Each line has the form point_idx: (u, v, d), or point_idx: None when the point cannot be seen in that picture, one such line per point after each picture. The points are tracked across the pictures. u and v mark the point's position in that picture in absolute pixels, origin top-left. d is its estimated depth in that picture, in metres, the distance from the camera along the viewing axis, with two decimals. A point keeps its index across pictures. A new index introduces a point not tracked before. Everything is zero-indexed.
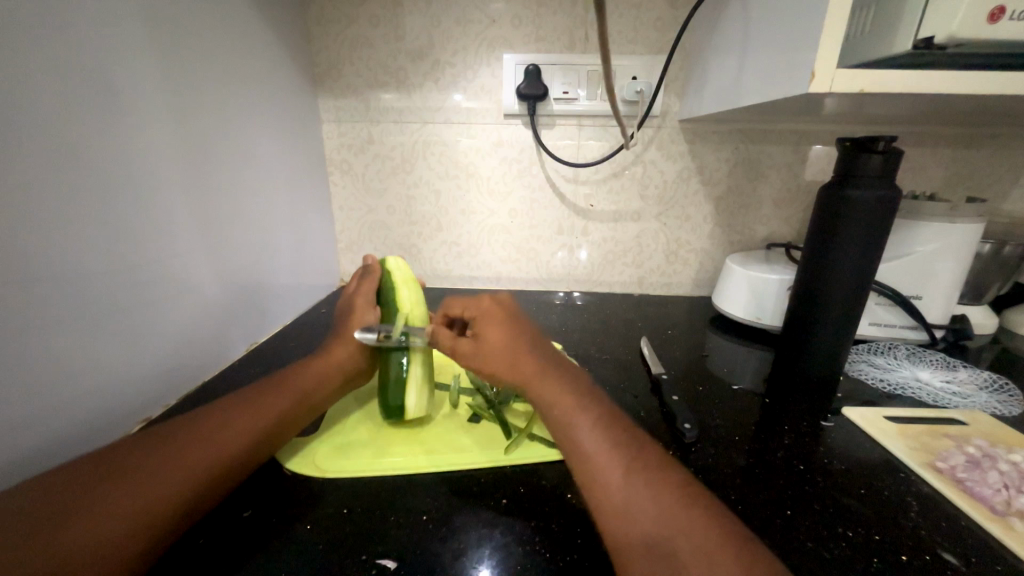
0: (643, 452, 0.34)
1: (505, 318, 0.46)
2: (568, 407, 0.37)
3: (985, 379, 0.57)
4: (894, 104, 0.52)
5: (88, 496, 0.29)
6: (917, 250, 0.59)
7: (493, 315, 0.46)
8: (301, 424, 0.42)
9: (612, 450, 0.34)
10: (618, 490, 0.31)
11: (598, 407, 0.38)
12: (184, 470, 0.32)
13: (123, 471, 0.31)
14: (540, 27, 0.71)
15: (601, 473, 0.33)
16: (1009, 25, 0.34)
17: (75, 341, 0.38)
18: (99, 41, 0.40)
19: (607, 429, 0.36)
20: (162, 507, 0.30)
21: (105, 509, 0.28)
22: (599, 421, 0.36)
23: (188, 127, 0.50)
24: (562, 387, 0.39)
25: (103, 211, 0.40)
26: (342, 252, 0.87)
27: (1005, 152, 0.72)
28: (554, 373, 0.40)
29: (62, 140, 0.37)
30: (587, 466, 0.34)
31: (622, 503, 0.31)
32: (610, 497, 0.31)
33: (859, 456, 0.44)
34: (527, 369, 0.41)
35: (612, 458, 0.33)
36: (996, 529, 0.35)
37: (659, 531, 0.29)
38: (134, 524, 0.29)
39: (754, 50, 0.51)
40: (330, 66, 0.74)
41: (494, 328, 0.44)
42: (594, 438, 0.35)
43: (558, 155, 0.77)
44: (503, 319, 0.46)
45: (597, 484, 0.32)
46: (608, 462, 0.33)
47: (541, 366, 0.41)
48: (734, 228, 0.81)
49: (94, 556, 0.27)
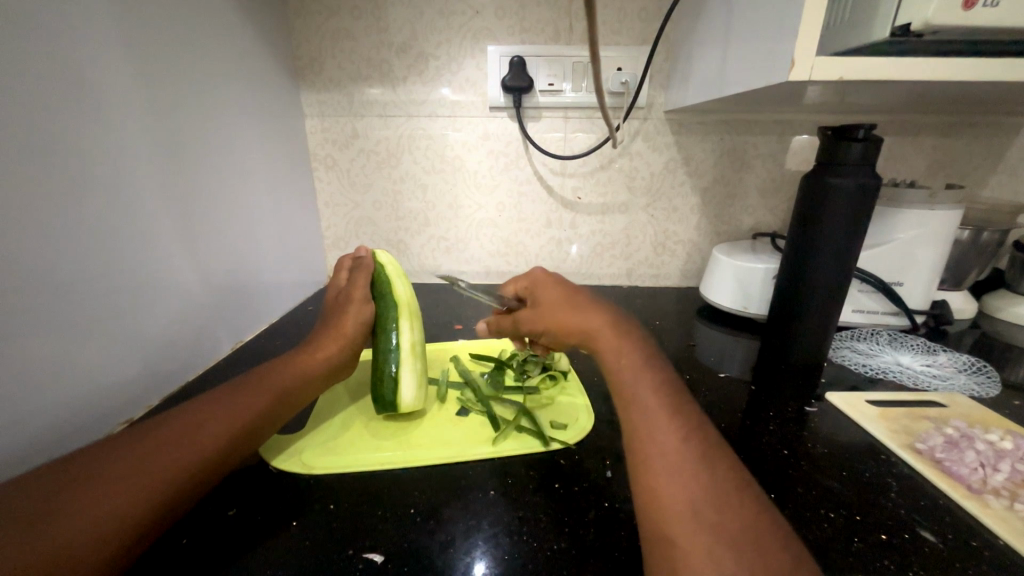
0: (701, 426, 0.34)
1: (559, 279, 0.46)
2: (634, 366, 0.37)
3: (964, 362, 0.58)
4: (875, 92, 0.52)
5: (59, 501, 0.28)
6: (898, 237, 0.59)
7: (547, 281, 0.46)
8: (283, 420, 0.42)
9: (674, 417, 0.34)
10: (673, 455, 0.31)
11: (662, 373, 0.37)
12: (160, 470, 0.31)
13: (94, 474, 0.30)
14: (524, 19, 0.70)
15: (657, 435, 0.32)
16: (981, 13, 0.35)
17: (57, 341, 0.38)
18: (70, 33, 0.38)
19: (667, 393, 0.35)
20: (139, 508, 0.29)
21: (77, 514, 0.27)
22: (663, 387, 0.36)
23: (166, 124, 0.49)
24: (631, 348, 0.39)
25: (78, 208, 0.39)
26: (329, 249, 0.86)
27: (983, 140, 0.74)
28: (619, 331, 0.40)
29: (33, 136, 0.35)
30: (645, 423, 0.34)
31: (675, 465, 0.30)
32: (664, 456, 0.31)
33: (841, 440, 0.44)
34: (594, 323, 0.41)
35: (672, 423, 0.33)
36: (973, 506, 0.36)
37: (709, 502, 0.28)
38: (119, 524, 0.28)
39: (737, 40, 0.52)
40: (312, 59, 0.73)
41: (546, 292, 0.44)
42: (658, 401, 0.35)
43: (546, 148, 0.76)
44: (557, 282, 0.45)
45: (652, 443, 0.32)
46: (668, 425, 0.33)
47: (609, 323, 0.41)
48: (720, 219, 0.82)
49: (73, 560, 0.26)
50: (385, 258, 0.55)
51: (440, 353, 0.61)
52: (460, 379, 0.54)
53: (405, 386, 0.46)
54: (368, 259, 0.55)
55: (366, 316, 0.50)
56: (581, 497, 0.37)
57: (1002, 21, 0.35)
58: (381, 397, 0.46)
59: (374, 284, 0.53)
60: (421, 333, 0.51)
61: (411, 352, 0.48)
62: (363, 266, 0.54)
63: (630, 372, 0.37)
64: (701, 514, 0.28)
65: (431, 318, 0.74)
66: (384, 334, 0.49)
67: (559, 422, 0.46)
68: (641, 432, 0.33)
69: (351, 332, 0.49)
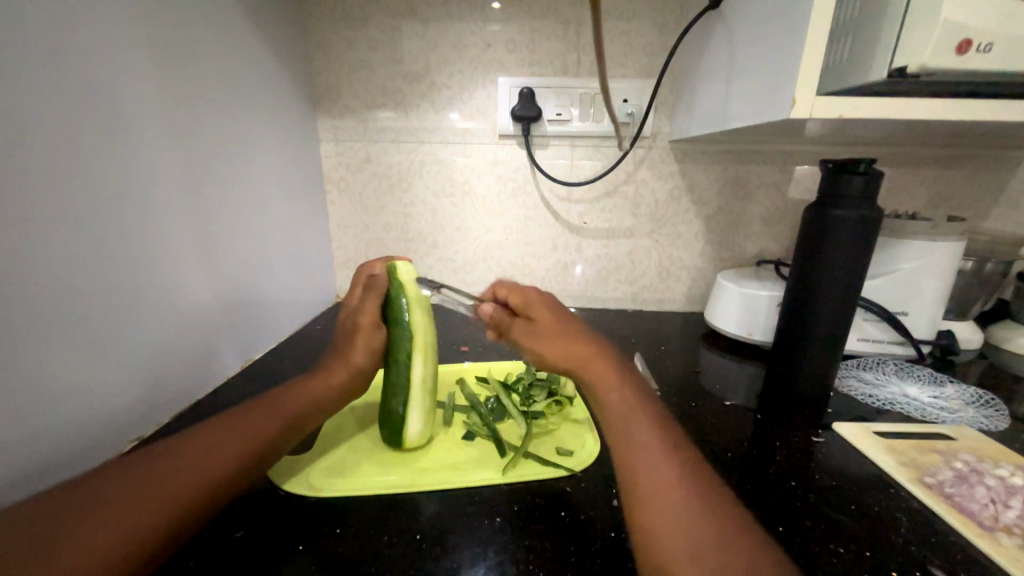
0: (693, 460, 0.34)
1: (553, 301, 0.48)
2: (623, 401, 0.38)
3: (971, 394, 0.58)
4: (876, 127, 0.54)
5: (68, 525, 0.28)
6: (902, 267, 0.60)
7: (543, 304, 0.46)
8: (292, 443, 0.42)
9: (669, 453, 0.34)
10: (669, 492, 0.31)
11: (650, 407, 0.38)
12: (170, 495, 0.32)
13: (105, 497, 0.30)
14: (534, 52, 0.73)
15: (652, 472, 0.33)
16: (974, 57, 0.36)
17: (74, 360, 0.39)
18: (104, 64, 0.40)
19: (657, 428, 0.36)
20: (148, 533, 0.30)
21: (86, 539, 0.28)
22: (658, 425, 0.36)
23: (189, 149, 0.51)
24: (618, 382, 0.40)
25: (100, 230, 0.40)
26: (338, 268, 0.88)
27: (983, 173, 0.75)
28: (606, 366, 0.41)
29: (64, 161, 0.37)
30: (638, 460, 0.34)
31: (673, 503, 0.31)
32: (661, 494, 0.31)
33: (849, 471, 0.44)
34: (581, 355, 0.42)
35: (666, 458, 0.34)
36: (984, 544, 0.35)
37: (710, 541, 0.28)
38: (130, 547, 0.29)
39: (740, 77, 0.54)
40: (329, 87, 0.76)
41: (542, 311, 0.45)
42: (655, 439, 0.35)
43: (553, 174, 0.78)
44: (549, 302, 0.47)
45: (648, 481, 0.32)
46: (663, 461, 0.33)
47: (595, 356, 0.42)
48: (725, 245, 0.83)
49: None
50: (404, 273, 0.48)
51: (446, 375, 0.62)
52: (466, 402, 0.55)
53: (411, 421, 0.45)
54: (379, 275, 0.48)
55: (378, 344, 0.48)
56: (587, 527, 0.37)
57: (994, 65, 0.37)
58: (389, 432, 0.45)
59: (388, 305, 0.47)
60: (434, 367, 0.48)
61: (421, 391, 0.46)
62: (372, 283, 0.48)
63: (619, 411, 0.38)
64: (704, 554, 0.28)
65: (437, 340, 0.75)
66: (395, 369, 0.46)
67: (565, 448, 0.46)
68: (635, 470, 0.33)
69: (360, 359, 0.48)
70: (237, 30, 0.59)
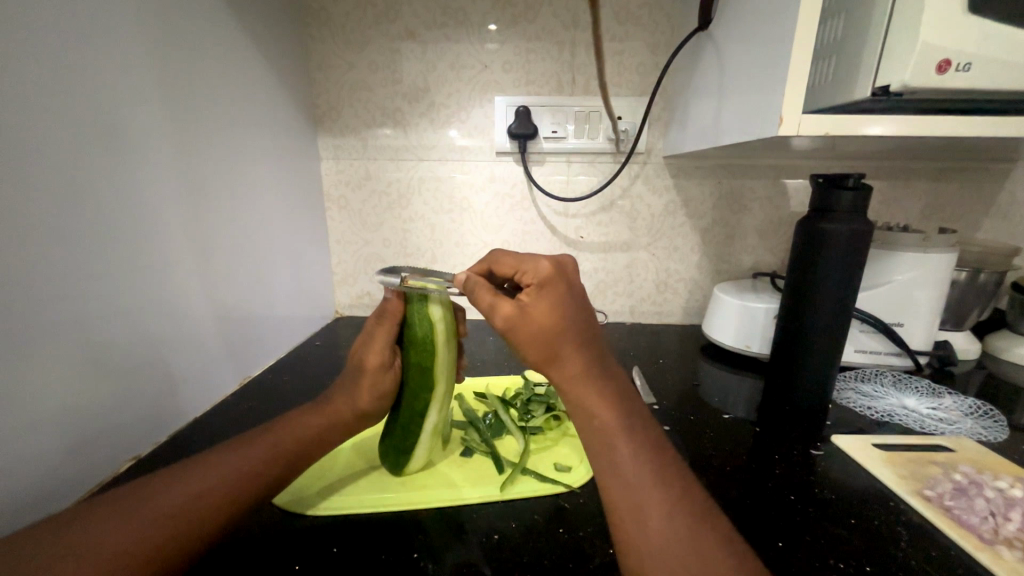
0: (682, 485, 0.33)
1: (561, 285, 0.38)
2: (610, 423, 0.35)
3: (970, 406, 0.57)
4: (864, 142, 0.55)
5: (56, 548, 0.28)
6: (897, 278, 0.60)
7: (550, 293, 0.37)
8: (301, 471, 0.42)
9: (657, 481, 0.33)
10: (656, 528, 0.31)
11: (639, 425, 0.36)
12: (158, 516, 0.31)
13: (99, 518, 0.30)
14: (529, 72, 0.75)
15: (639, 507, 0.32)
16: (954, 76, 0.37)
17: (74, 379, 0.39)
18: (109, 89, 0.42)
19: (645, 452, 0.34)
20: (133, 557, 0.29)
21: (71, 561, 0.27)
22: (643, 447, 0.35)
23: (191, 171, 0.52)
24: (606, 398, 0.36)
25: (104, 249, 0.41)
26: (338, 284, 0.89)
27: (974, 184, 0.76)
28: (596, 380, 0.37)
29: (68, 183, 0.38)
30: (624, 492, 0.33)
31: (659, 541, 0.30)
32: (648, 531, 0.31)
33: (849, 485, 0.44)
34: (570, 369, 0.36)
35: (653, 489, 0.32)
36: (984, 558, 0.35)
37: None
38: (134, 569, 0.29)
39: (730, 96, 0.55)
40: (330, 108, 0.78)
41: (541, 307, 0.36)
42: (640, 467, 0.33)
43: (549, 190, 0.80)
44: (556, 286, 0.37)
45: (636, 520, 0.31)
46: (650, 494, 0.32)
47: (586, 366, 0.37)
48: (721, 258, 0.83)
49: None
50: (436, 314, 0.43)
51: None
52: (464, 418, 0.55)
53: (416, 457, 0.45)
54: (395, 312, 0.44)
55: (384, 386, 0.45)
56: (586, 543, 0.37)
57: (974, 83, 0.38)
58: (391, 465, 0.44)
59: (410, 344, 0.43)
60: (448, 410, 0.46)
61: (432, 435, 0.45)
62: (388, 316, 0.44)
63: (606, 433, 0.35)
64: None
65: None
66: (409, 412, 0.44)
67: (563, 464, 0.46)
68: (620, 502, 0.33)
69: (366, 403, 0.45)
70: (240, 54, 0.60)
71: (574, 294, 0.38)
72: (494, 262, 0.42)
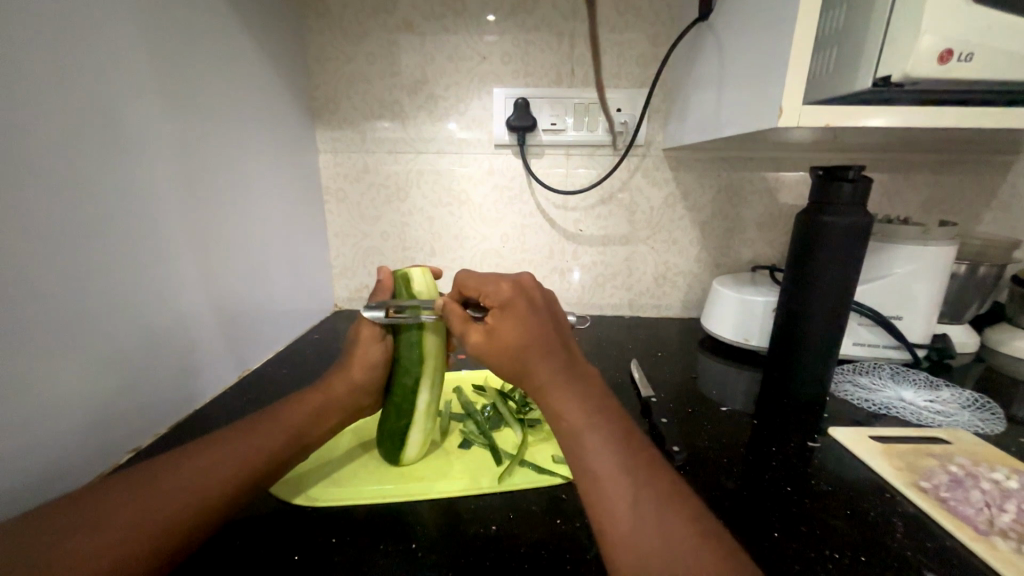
0: (654, 473, 0.33)
1: (524, 305, 0.40)
2: (578, 417, 0.36)
3: (967, 398, 0.58)
4: (865, 134, 0.55)
5: (23, 563, 0.26)
6: (896, 271, 0.60)
7: (512, 309, 0.39)
8: (297, 458, 0.42)
9: (626, 470, 0.33)
10: (624, 512, 0.31)
11: (612, 418, 0.36)
12: (130, 529, 0.30)
13: (66, 530, 0.29)
14: (528, 64, 0.74)
15: (607, 494, 0.32)
16: (956, 67, 0.37)
17: (72, 372, 0.39)
18: (106, 80, 0.41)
19: (615, 442, 0.34)
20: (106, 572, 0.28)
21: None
22: (610, 438, 0.35)
23: (189, 163, 0.52)
24: (577, 396, 0.37)
25: (100, 243, 0.41)
26: (336, 278, 0.88)
27: (974, 177, 0.76)
28: (565, 380, 0.37)
29: (63, 173, 0.37)
30: (592, 480, 0.33)
31: (626, 524, 0.31)
32: (616, 516, 0.31)
33: (846, 476, 0.44)
34: (538, 375, 0.38)
35: (621, 477, 0.33)
36: (980, 548, 0.35)
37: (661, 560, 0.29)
38: (134, 556, 0.29)
39: (730, 86, 0.54)
40: (327, 100, 0.77)
41: (507, 325, 0.39)
42: (607, 458, 0.34)
43: (549, 182, 0.79)
44: (520, 305, 0.40)
45: (605, 506, 0.32)
46: (619, 482, 0.32)
47: (553, 370, 0.37)
48: (720, 251, 0.83)
49: None
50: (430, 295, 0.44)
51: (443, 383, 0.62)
52: (462, 410, 0.55)
53: (411, 440, 0.45)
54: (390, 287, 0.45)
55: (375, 356, 0.45)
56: (583, 533, 0.37)
57: (978, 73, 0.37)
58: (389, 448, 0.45)
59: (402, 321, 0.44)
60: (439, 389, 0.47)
61: (425, 415, 0.45)
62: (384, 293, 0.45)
63: (575, 428, 0.36)
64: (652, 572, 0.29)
65: None
66: (403, 389, 0.44)
67: (561, 456, 0.46)
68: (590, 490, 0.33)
69: (361, 377, 0.45)
70: (237, 44, 0.59)
71: (535, 308, 0.40)
72: (463, 281, 0.44)
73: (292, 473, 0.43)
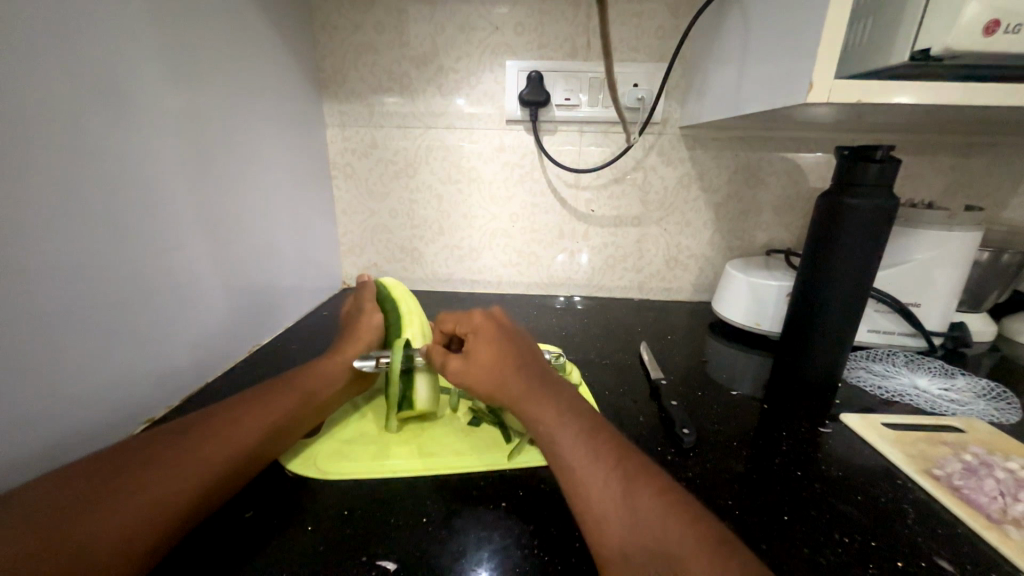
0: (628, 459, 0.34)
1: (497, 331, 0.46)
2: (552, 418, 0.38)
3: (982, 387, 0.57)
4: (894, 113, 0.52)
5: (49, 523, 0.27)
6: (916, 258, 0.59)
7: (484, 333, 0.45)
8: (305, 427, 0.43)
9: (600, 461, 0.34)
10: (602, 501, 0.32)
11: (584, 417, 0.38)
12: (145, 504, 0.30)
13: (78, 505, 0.28)
14: (542, 35, 0.71)
15: (585, 487, 0.33)
16: (1003, 39, 0.35)
17: (82, 341, 0.39)
18: (109, 45, 0.40)
19: (590, 437, 0.36)
20: (126, 545, 0.28)
21: (58, 553, 0.26)
22: (584, 433, 0.36)
23: (195, 134, 0.51)
24: (549, 403, 0.39)
25: (106, 216, 0.40)
26: (344, 255, 0.88)
27: (1003, 161, 0.73)
28: (539, 390, 0.40)
29: (67, 142, 0.36)
30: (570, 477, 0.34)
31: (604, 510, 0.32)
32: (595, 507, 0.32)
33: (857, 462, 0.44)
34: (512, 390, 0.40)
35: (596, 468, 0.34)
36: (992, 537, 0.35)
37: (639, 540, 0.29)
38: (155, 517, 0.30)
39: (754, 60, 0.52)
40: (335, 71, 0.75)
41: (481, 346, 0.43)
42: (582, 453, 0.35)
43: (560, 160, 0.77)
44: (494, 332, 0.45)
45: (583, 499, 0.33)
46: (594, 474, 0.33)
47: (526, 384, 0.40)
48: (734, 234, 0.81)
49: (115, 547, 0.28)
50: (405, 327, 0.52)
51: None
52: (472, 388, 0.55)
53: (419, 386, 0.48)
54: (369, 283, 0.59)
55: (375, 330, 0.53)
56: None
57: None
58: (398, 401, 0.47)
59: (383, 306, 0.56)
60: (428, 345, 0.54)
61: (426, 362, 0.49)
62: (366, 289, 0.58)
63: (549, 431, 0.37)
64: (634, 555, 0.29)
65: None
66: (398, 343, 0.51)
67: None
68: (570, 488, 0.34)
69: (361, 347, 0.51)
70: (242, 10, 0.57)
71: (506, 334, 0.46)
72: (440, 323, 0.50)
73: (300, 442, 0.44)
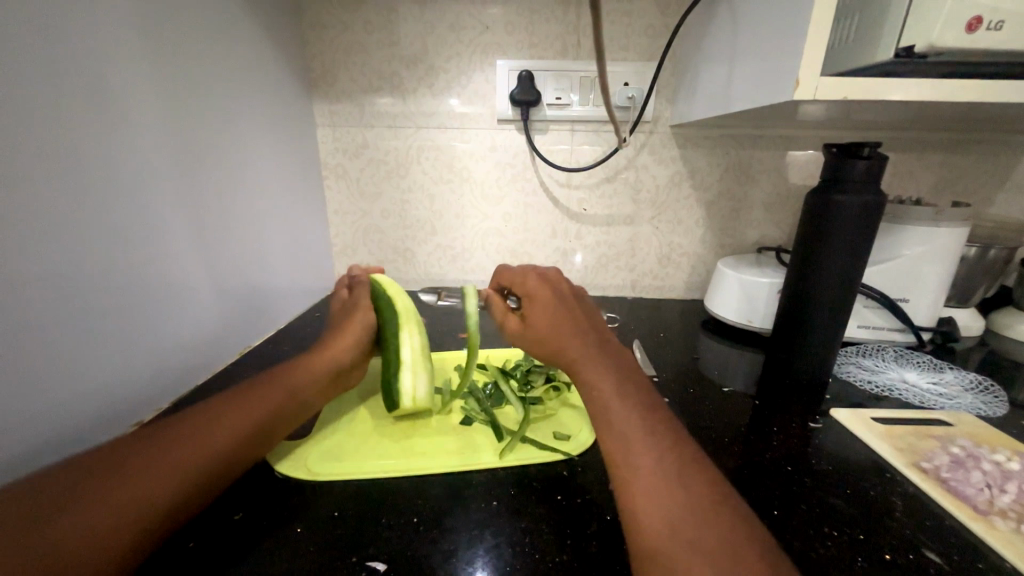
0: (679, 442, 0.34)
1: (557, 294, 0.45)
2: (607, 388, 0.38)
3: (970, 381, 0.58)
4: (879, 110, 0.53)
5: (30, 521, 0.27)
6: (905, 253, 0.59)
7: (544, 297, 0.45)
8: (288, 428, 0.42)
9: (652, 436, 0.34)
10: (650, 474, 0.32)
11: (640, 393, 0.38)
12: (128, 501, 0.30)
13: (55, 502, 0.28)
14: (533, 34, 0.71)
15: (634, 456, 0.33)
16: (984, 36, 0.35)
17: (69, 343, 0.38)
18: (95, 45, 0.39)
19: (644, 414, 0.35)
20: (108, 545, 0.28)
21: (38, 552, 0.26)
22: (638, 408, 0.36)
23: (185, 134, 0.51)
24: (606, 372, 0.39)
25: (94, 217, 0.40)
26: (336, 256, 0.88)
27: (989, 157, 0.74)
28: (596, 359, 0.40)
29: (52, 142, 0.36)
30: (619, 444, 0.34)
31: (649, 482, 0.31)
32: (641, 476, 0.32)
33: (847, 457, 0.44)
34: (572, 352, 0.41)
35: (647, 442, 0.33)
36: (978, 528, 0.35)
37: (685, 518, 0.29)
38: (136, 516, 0.29)
39: (743, 59, 0.52)
40: (325, 71, 0.75)
41: (540, 310, 0.44)
42: (634, 424, 0.35)
43: (552, 159, 0.77)
44: (554, 294, 0.45)
45: (630, 466, 0.33)
46: (645, 447, 0.33)
47: (585, 350, 0.41)
48: (725, 232, 0.82)
49: (96, 547, 0.27)
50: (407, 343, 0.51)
51: (444, 362, 0.62)
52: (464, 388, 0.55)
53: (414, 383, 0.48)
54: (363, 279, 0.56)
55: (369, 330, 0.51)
56: (583, 510, 0.37)
57: (1006, 44, 0.36)
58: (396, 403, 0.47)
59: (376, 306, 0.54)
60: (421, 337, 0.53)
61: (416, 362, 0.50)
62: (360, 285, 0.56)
63: (603, 400, 0.37)
64: (678, 530, 0.29)
65: (435, 325, 0.75)
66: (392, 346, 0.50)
67: (562, 433, 0.46)
68: (617, 454, 0.34)
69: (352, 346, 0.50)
70: (231, 9, 0.57)
71: (563, 298, 0.45)
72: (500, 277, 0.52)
73: (289, 444, 0.43)
